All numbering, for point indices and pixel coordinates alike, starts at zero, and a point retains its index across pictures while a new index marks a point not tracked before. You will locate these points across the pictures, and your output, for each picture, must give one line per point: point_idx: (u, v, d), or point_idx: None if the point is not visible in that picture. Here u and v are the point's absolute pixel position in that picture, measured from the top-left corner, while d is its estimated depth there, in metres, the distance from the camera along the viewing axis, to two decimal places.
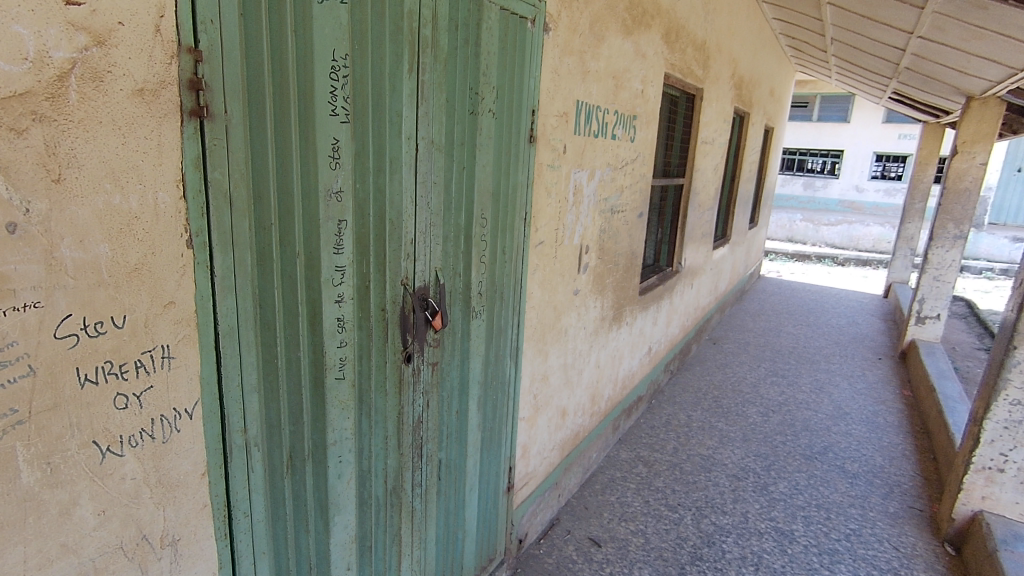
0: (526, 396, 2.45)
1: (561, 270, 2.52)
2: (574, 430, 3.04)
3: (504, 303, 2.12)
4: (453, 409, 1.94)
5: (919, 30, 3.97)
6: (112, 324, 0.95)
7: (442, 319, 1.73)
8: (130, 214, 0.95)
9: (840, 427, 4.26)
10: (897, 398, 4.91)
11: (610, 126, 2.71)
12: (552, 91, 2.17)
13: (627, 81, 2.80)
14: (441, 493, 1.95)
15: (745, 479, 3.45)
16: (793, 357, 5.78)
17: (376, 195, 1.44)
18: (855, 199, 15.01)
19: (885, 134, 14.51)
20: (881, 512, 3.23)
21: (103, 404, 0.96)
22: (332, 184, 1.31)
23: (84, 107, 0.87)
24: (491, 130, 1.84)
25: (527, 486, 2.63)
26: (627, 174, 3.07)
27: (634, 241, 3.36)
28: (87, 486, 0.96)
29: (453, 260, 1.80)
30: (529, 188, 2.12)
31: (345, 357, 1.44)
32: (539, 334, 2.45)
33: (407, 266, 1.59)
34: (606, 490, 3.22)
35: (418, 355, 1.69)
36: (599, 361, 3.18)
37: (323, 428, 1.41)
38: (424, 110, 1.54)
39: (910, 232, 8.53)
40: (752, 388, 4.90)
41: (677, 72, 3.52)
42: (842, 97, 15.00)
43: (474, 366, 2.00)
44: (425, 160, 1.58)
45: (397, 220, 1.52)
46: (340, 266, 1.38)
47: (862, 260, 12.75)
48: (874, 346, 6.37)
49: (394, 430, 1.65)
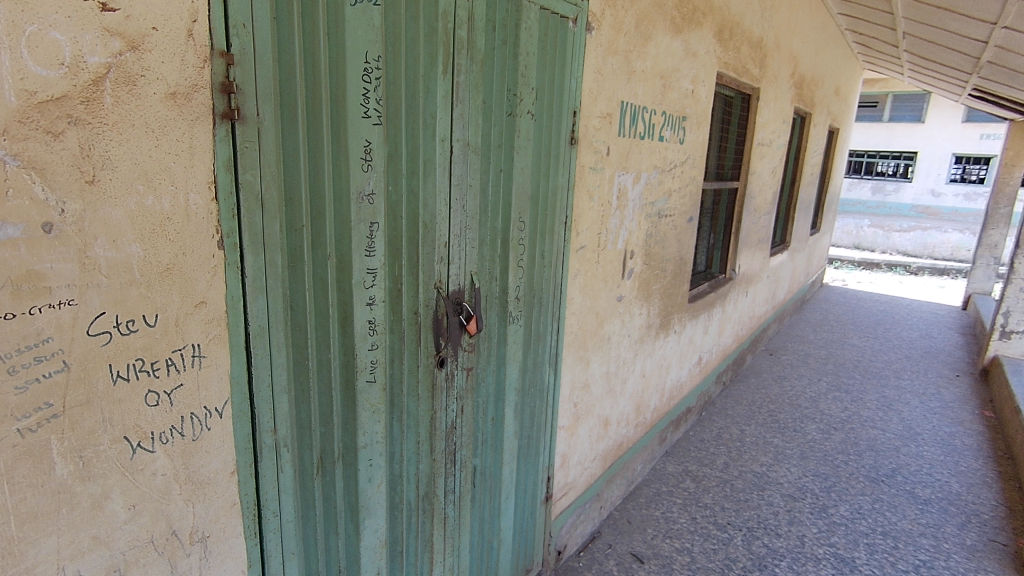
0: (566, 404, 2.39)
1: (604, 275, 2.45)
2: (618, 441, 2.95)
3: (544, 310, 2.08)
4: (488, 415, 1.90)
5: (1004, 20, 3.68)
6: (144, 322, 0.97)
7: (477, 324, 1.71)
8: (162, 215, 0.97)
9: (910, 448, 3.96)
10: (977, 419, 4.53)
11: (657, 128, 2.62)
12: (595, 92, 2.12)
13: (676, 81, 2.70)
14: (476, 501, 1.92)
15: (802, 500, 3.25)
16: (859, 371, 5.43)
17: (409, 198, 1.44)
18: (931, 204, 14.01)
19: (966, 135, 13.59)
20: (956, 543, 2.95)
21: (135, 401, 0.98)
22: (364, 187, 1.31)
23: (118, 111, 0.89)
24: (531, 132, 1.81)
25: (566, 497, 2.56)
26: (676, 177, 2.96)
27: (683, 246, 3.24)
28: (118, 481, 0.97)
29: (489, 264, 1.77)
30: (570, 191, 2.08)
31: (376, 360, 1.43)
32: (580, 341, 2.38)
33: (441, 270, 1.57)
34: (651, 504, 3.10)
35: (451, 359, 1.66)
36: (645, 371, 3.07)
37: (354, 431, 1.41)
38: (459, 111, 1.52)
39: (993, 239, 7.89)
40: (812, 403, 4.63)
41: (731, 71, 3.39)
42: (916, 96, 14.10)
43: (511, 372, 1.97)
44: (460, 163, 1.56)
45: (431, 222, 1.50)
46: (372, 269, 1.38)
47: (939, 269, 11.92)
48: (951, 362, 5.89)
49: (426, 436, 1.63)
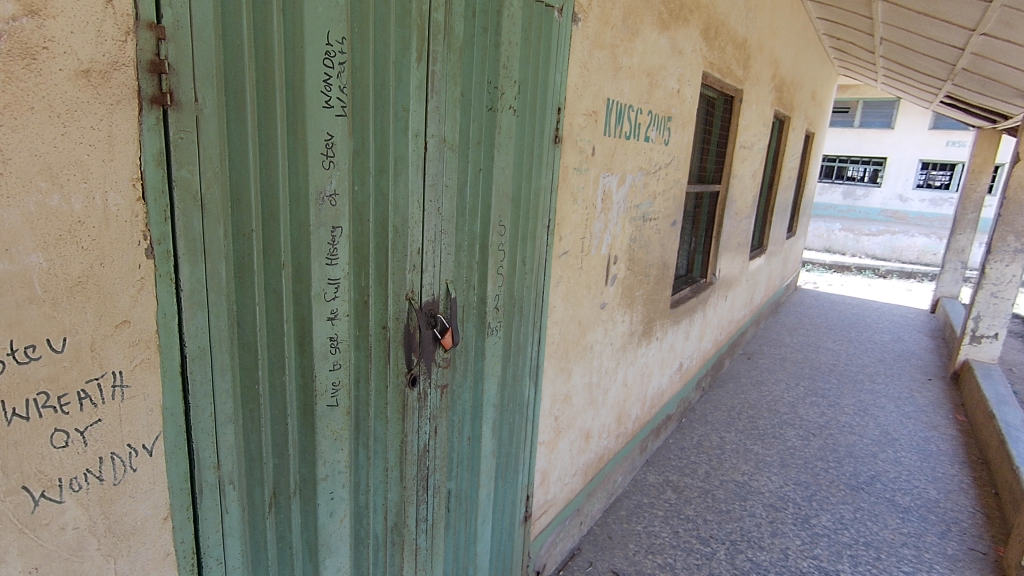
0: (547, 418, 2.26)
1: (587, 282, 2.32)
2: (599, 453, 2.84)
3: (524, 320, 1.94)
4: (464, 435, 1.76)
5: (983, 26, 3.68)
6: (49, 347, 0.80)
7: (452, 337, 1.56)
8: (73, 217, 0.80)
9: (888, 454, 3.95)
10: (951, 423, 4.55)
11: (643, 127, 2.51)
12: (580, 88, 1.99)
13: (662, 79, 2.59)
14: (450, 527, 1.78)
15: (784, 510, 3.18)
16: (835, 375, 5.43)
17: (377, 198, 1.28)
18: (899, 208, 14.32)
19: (932, 141, 13.92)
20: (937, 553, 2.92)
21: (37, 442, 0.81)
22: (325, 186, 1.15)
23: (11, 89, 0.72)
24: (512, 129, 1.67)
25: (546, 515, 2.43)
26: (661, 179, 2.85)
27: (666, 250, 3.14)
28: (15, 540, 0.80)
29: (467, 271, 1.63)
30: (553, 192, 1.94)
31: (339, 381, 1.27)
32: (562, 351, 2.26)
33: (413, 278, 1.42)
34: (632, 518, 3.00)
35: (424, 377, 1.52)
36: (627, 380, 2.96)
37: (313, 461, 1.25)
38: (434, 103, 1.37)
39: (961, 244, 8.05)
40: (791, 408, 4.60)
41: (715, 71, 3.30)
42: (885, 103, 14.39)
43: (489, 388, 1.83)
44: (435, 161, 1.41)
45: (402, 227, 1.35)
46: (334, 279, 1.22)
47: (906, 273, 12.19)
48: (922, 365, 5.95)
49: (396, 462, 1.47)
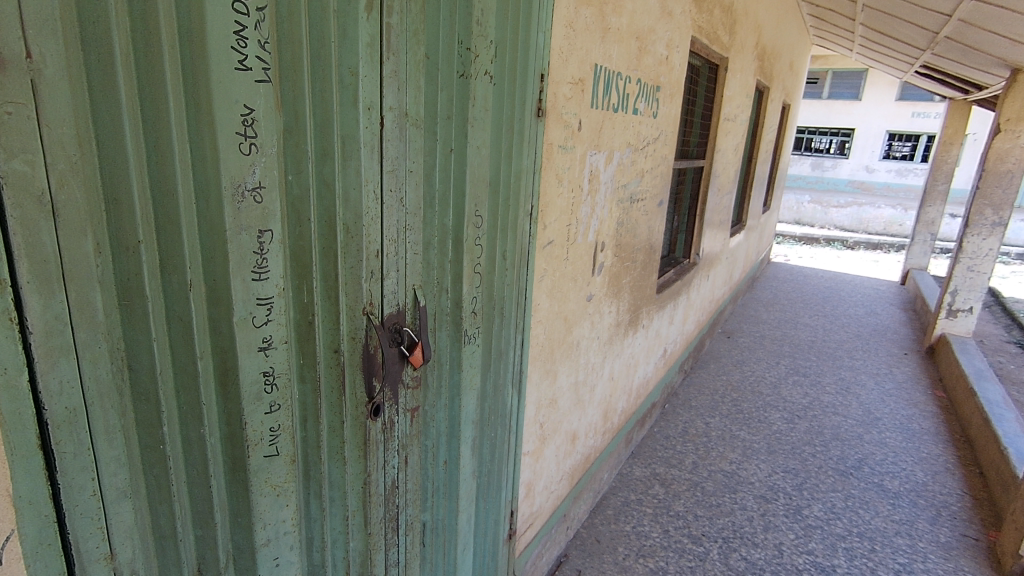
0: (532, 426, 2.03)
1: (573, 273, 2.08)
2: (586, 454, 2.64)
3: (505, 322, 1.69)
4: (440, 460, 1.52)
5: None
6: None
7: (423, 353, 1.31)
8: None
9: (873, 435, 3.87)
10: (931, 400, 4.53)
11: (632, 98, 2.25)
12: (565, 52, 1.71)
13: (651, 44, 2.32)
14: (426, 563, 1.55)
15: (774, 501, 3.06)
16: (814, 353, 5.37)
17: (320, 190, 1.00)
18: (865, 179, 14.55)
19: (899, 112, 14.01)
20: (931, 542, 2.84)
21: None
22: (245, 177, 0.86)
23: None
24: (488, 100, 1.39)
25: (531, 528, 2.22)
26: (649, 156, 2.60)
27: (653, 232, 2.92)
28: None
29: (438, 272, 1.37)
30: (536, 174, 1.68)
31: (279, 424, 1.00)
32: (547, 352, 2.02)
33: (372, 289, 1.15)
34: (620, 517, 2.83)
35: (389, 404, 1.26)
36: (613, 373, 2.75)
37: (248, 526, 0.99)
38: (391, 66, 1.09)
39: (930, 216, 8.08)
40: (773, 389, 4.50)
41: (703, 37, 3.04)
42: (854, 74, 14.40)
43: (468, 403, 1.58)
44: (395, 140, 1.13)
45: (355, 225, 1.07)
46: (266, 298, 0.93)
47: (873, 244, 12.34)
48: (897, 340, 5.94)
49: (358, 507, 1.22)
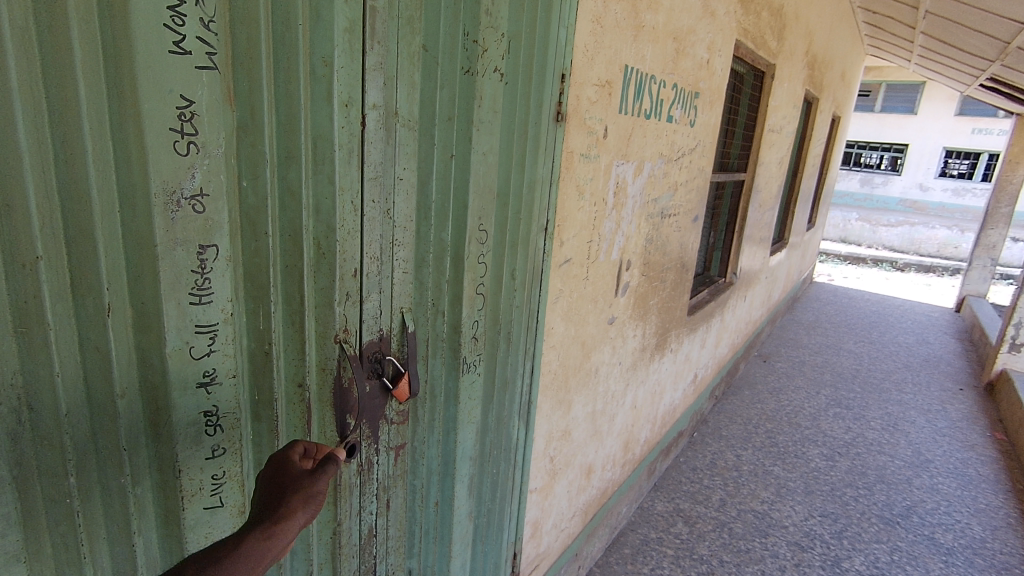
0: (541, 461, 1.85)
1: (592, 295, 1.90)
2: (602, 488, 2.44)
3: (512, 348, 1.53)
4: (431, 501, 1.36)
5: None
6: None
7: (409, 385, 1.16)
8: None
9: (923, 480, 3.54)
10: (989, 442, 4.14)
11: (666, 104, 2.06)
12: (591, 52, 1.54)
13: (690, 47, 2.13)
14: None
15: (811, 550, 2.79)
16: (858, 383, 5.01)
17: (281, 199, 0.86)
18: (919, 198, 13.74)
19: (957, 129, 13.29)
20: None
21: None
22: (182, 182, 0.72)
23: None
24: (497, 101, 1.23)
25: (537, 570, 2.04)
26: (683, 168, 2.40)
27: (685, 249, 2.71)
28: None
29: (433, 294, 1.21)
30: (553, 186, 1.50)
31: (225, 468, 0.86)
32: (560, 381, 1.84)
33: (348, 313, 1.00)
34: (638, 557, 2.61)
35: (367, 444, 1.11)
36: (636, 401, 2.55)
37: None
38: (377, 57, 0.94)
39: (991, 239, 7.55)
40: (812, 421, 4.19)
41: (749, 41, 2.82)
42: (909, 87, 13.74)
43: (465, 438, 1.41)
44: (379, 144, 0.99)
45: (325, 240, 0.93)
46: (209, 323, 0.79)
47: (925, 267, 11.70)
48: (951, 372, 5.51)
49: (324, 559, 1.07)
